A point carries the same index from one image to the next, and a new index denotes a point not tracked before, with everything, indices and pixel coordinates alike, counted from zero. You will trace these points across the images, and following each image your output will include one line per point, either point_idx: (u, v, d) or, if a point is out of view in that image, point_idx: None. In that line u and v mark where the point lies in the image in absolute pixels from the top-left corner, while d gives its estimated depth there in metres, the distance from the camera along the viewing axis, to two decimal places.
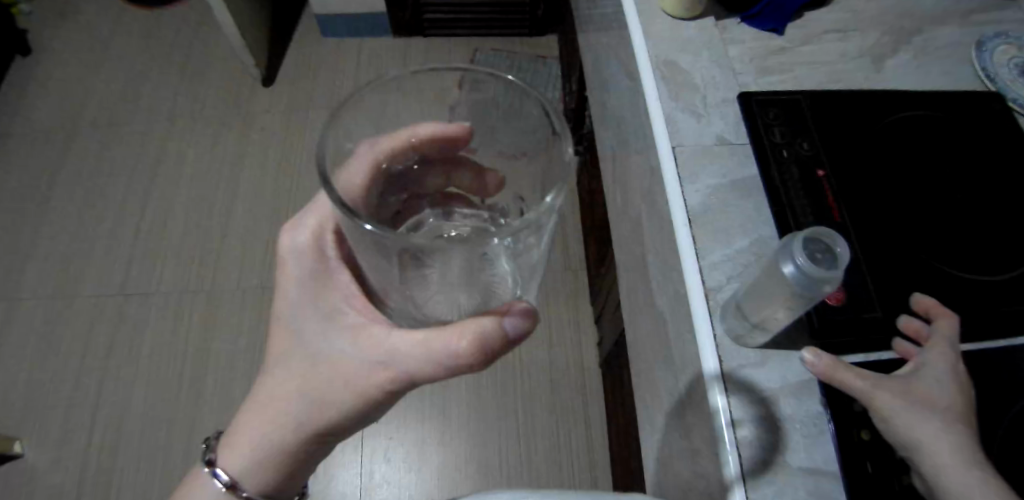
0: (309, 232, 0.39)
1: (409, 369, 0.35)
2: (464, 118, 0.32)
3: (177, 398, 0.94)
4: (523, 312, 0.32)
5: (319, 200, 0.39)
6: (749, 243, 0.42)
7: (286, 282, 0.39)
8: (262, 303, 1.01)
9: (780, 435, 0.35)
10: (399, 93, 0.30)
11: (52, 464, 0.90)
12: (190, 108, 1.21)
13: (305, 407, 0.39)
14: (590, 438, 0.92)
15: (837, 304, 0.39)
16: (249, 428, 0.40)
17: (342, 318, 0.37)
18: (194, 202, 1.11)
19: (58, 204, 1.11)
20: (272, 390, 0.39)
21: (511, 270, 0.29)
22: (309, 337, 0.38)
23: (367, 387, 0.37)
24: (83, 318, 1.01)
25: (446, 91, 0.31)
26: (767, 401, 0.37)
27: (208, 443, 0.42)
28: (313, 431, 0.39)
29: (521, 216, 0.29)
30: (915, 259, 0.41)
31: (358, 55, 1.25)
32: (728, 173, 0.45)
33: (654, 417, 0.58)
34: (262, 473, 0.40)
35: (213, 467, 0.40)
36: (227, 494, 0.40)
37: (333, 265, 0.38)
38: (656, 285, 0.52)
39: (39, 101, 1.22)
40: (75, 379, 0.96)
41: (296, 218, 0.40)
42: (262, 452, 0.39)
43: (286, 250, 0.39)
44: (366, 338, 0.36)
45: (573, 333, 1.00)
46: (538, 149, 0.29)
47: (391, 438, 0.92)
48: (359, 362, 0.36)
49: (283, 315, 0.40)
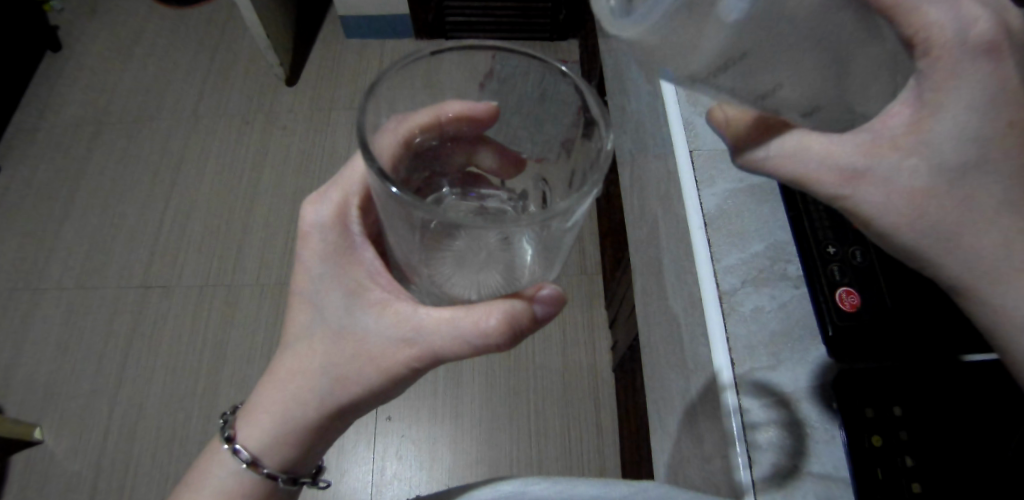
0: (333, 206, 0.40)
1: (436, 347, 0.35)
2: (491, 97, 0.34)
3: (193, 390, 0.96)
4: (551, 298, 0.34)
5: (345, 175, 0.40)
6: (766, 248, 0.41)
7: (308, 257, 0.40)
8: (280, 299, 1.02)
9: (799, 434, 0.35)
10: (424, 77, 0.31)
11: (72, 449, 0.92)
12: (214, 105, 1.23)
13: (328, 385, 0.38)
14: (602, 443, 0.91)
15: (851, 310, 0.36)
16: (270, 405, 0.39)
17: (365, 293, 0.38)
18: (215, 197, 1.13)
19: (84, 196, 1.14)
20: (294, 367, 0.39)
21: (531, 259, 0.30)
22: (329, 313, 0.39)
23: (392, 365, 0.37)
24: (105, 308, 1.03)
25: (477, 75, 0.33)
26: (788, 400, 0.36)
27: (226, 418, 0.42)
28: (336, 409, 0.39)
29: (546, 203, 0.34)
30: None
31: (379, 56, 1.26)
32: (745, 177, 0.44)
33: (666, 421, 0.57)
34: (283, 451, 0.40)
35: (234, 444, 0.40)
36: (249, 471, 0.40)
37: (357, 241, 0.40)
38: (670, 288, 0.51)
39: (70, 97, 1.26)
40: (96, 367, 0.98)
41: (319, 192, 0.41)
42: (283, 430, 0.39)
43: (308, 223, 0.40)
44: (391, 315, 0.37)
45: (588, 337, 0.99)
46: (562, 141, 0.32)
47: (403, 436, 0.92)
48: (381, 338, 0.37)
49: (305, 290, 0.40)
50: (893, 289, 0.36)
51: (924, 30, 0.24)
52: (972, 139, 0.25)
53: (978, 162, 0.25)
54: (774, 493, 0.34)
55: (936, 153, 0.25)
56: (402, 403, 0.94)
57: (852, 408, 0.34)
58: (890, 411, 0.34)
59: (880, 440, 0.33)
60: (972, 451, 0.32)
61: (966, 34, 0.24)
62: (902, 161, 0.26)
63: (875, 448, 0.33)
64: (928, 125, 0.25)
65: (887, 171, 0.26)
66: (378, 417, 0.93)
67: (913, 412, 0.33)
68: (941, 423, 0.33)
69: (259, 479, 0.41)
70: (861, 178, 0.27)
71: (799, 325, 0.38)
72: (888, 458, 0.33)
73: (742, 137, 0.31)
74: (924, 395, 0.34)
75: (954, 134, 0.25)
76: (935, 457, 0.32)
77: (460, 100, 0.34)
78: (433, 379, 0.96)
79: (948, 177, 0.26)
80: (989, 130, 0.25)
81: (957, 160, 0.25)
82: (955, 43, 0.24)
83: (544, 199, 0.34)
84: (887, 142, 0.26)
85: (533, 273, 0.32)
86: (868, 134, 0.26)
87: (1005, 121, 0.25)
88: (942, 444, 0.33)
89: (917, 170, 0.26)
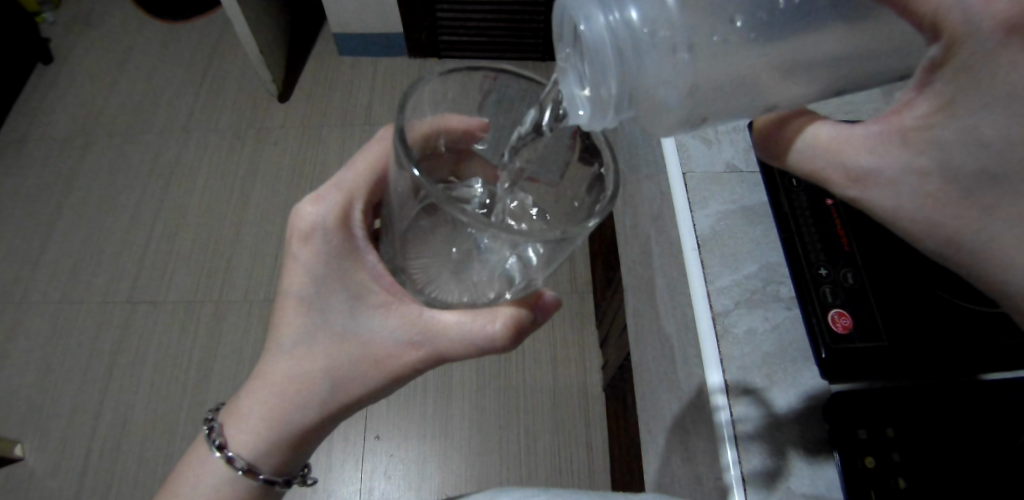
0: (335, 207, 0.38)
1: (443, 348, 0.37)
2: (484, 115, 0.35)
3: (178, 407, 0.94)
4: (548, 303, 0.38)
5: (345, 175, 0.39)
6: (759, 268, 0.42)
7: (302, 259, 0.38)
8: (269, 314, 1.01)
9: (789, 446, 0.36)
10: (434, 96, 0.33)
11: (54, 467, 0.90)
12: (206, 120, 1.23)
13: (332, 389, 0.38)
14: (592, 461, 0.91)
15: (844, 331, 0.37)
16: (265, 410, 0.38)
17: (368, 296, 0.38)
18: (205, 212, 1.12)
19: (71, 209, 1.13)
20: (291, 371, 0.38)
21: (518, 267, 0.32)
22: (330, 316, 0.38)
23: (397, 366, 0.38)
24: (90, 323, 1.02)
25: (476, 93, 0.34)
26: (782, 414, 0.37)
27: (210, 424, 0.41)
28: (337, 409, 0.39)
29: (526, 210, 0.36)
30: (919, 285, 0.37)
31: (372, 75, 1.27)
32: (738, 199, 0.45)
33: (657, 438, 0.58)
34: (279, 453, 0.40)
35: (225, 451, 0.39)
36: (244, 478, 0.40)
37: (361, 244, 0.39)
38: (664, 309, 0.52)
39: (59, 109, 1.25)
40: (79, 383, 0.96)
41: (316, 192, 0.39)
42: (282, 433, 0.39)
43: (308, 224, 0.38)
44: (397, 317, 0.37)
45: (579, 355, 0.99)
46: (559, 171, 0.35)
47: (391, 455, 0.91)
48: (388, 341, 0.37)
49: (299, 294, 0.38)
50: (885, 311, 0.37)
51: (934, 13, 0.21)
52: (989, 140, 0.23)
53: (1003, 165, 0.23)
54: (762, 495, 0.35)
55: (946, 157, 0.24)
56: (391, 421, 0.93)
57: (844, 430, 0.34)
58: (881, 432, 0.34)
59: (874, 460, 0.34)
60: (958, 474, 0.32)
61: (982, 14, 0.20)
62: (911, 161, 0.25)
63: (870, 469, 0.33)
64: (933, 127, 0.24)
65: (893, 171, 0.26)
66: (366, 435, 0.92)
67: (906, 432, 0.34)
68: (926, 443, 0.33)
69: (255, 484, 0.40)
70: (869, 180, 0.27)
71: (791, 345, 0.39)
72: (883, 480, 0.33)
73: (771, 142, 0.31)
74: (913, 419, 0.34)
75: (968, 135, 0.23)
76: (927, 481, 0.32)
77: (453, 112, 0.35)
78: (423, 397, 0.95)
79: (965, 185, 0.24)
80: (1014, 128, 0.22)
81: (978, 163, 0.24)
82: (965, 30, 0.21)
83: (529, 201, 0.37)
84: (899, 139, 0.25)
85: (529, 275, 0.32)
86: (878, 131, 0.26)
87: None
88: (934, 466, 0.33)
89: (924, 172, 0.25)
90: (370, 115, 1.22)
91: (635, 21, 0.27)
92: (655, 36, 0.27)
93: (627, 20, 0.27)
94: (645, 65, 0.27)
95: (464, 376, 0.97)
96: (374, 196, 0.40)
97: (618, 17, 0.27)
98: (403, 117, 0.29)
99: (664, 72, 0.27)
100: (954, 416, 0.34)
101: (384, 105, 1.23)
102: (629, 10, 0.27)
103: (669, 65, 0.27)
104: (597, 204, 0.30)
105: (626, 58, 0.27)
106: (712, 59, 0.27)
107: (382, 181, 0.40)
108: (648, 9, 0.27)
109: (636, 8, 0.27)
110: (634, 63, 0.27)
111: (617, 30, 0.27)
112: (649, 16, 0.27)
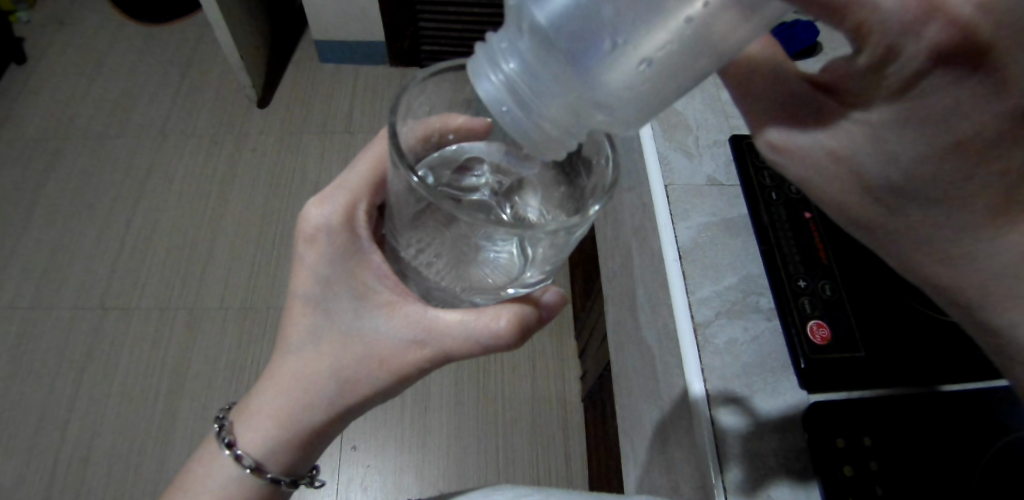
0: (340, 208, 0.38)
1: (447, 347, 0.36)
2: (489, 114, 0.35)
3: (149, 416, 0.91)
4: (554, 297, 0.37)
5: (350, 177, 0.39)
6: (738, 280, 0.43)
7: (310, 260, 0.38)
8: (243, 322, 0.99)
9: (775, 451, 0.37)
10: (426, 102, 0.33)
11: (16, 478, 0.86)
12: (184, 124, 1.21)
13: (337, 388, 0.37)
14: (571, 472, 0.91)
15: (822, 343, 0.38)
16: (275, 407, 0.38)
17: (372, 296, 0.37)
18: (182, 216, 1.10)
19: (43, 210, 1.10)
20: (299, 369, 0.37)
21: (524, 261, 0.32)
22: (336, 316, 0.37)
23: (402, 366, 0.37)
24: (58, 330, 0.98)
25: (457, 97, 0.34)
26: (769, 421, 0.37)
27: (221, 422, 0.40)
28: (344, 409, 0.38)
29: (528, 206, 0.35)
30: (893, 297, 0.39)
31: (354, 82, 1.27)
32: (719, 211, 0.46)
33: (637, 448, 0.58)
34: (288, 453, 0.39)
35: (234, 449, 0.39)
36: (252, 477, 0.39)
37: (365, 244, 0.38)
38: (644, 318, 0.52)
39: (31, 109, 1.21)
40: (46, 391, 0.93)
41: (322, 194, 0.39)
42: (288, 432, 0.38)
43: (313, 226, 0.38)
44: (401, 316, 0.36)
45: (557, 364, 0.99)
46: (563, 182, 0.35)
47: (369, 466, 0.89)
48: (392, 341, 0.36)
49: (306, 294, 0.38)
50: (861, 323, 0.39)
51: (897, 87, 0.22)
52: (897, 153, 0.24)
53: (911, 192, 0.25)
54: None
55: (856, 148, 0.25)
56: (368, 432, 0.92)
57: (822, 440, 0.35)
58: (858, 441, 0.35)
59: (851, 469, 0.34)
60: (934, 478, 0.34)
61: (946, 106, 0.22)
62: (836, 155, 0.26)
63: (847, 477, 0.34)
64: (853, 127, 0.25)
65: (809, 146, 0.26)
66: (342, 445, 0.90)
67: (882, 442, 0.35)
68: (902, 448, 0.35)
69: (263, 484, 0.40)
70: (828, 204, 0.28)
71: (773, 354, 0.40)
72: (862, 487, 0.34)
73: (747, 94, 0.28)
74: (893, 425, 0.35)
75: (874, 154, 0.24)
76: (902, 485, 0.34)
77: (452, 112, 0.34)
78: (401, 408, 0.94)
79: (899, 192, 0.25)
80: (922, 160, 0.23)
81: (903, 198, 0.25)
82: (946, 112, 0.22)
83: (552, 186, 0.35)
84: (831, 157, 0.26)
85: (535, 267, 0.33)
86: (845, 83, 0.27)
87: (950, 141, 0.22)
88: (908, 469, 0.34)
89: (836, 157, 0.25)
90: (350, 123, 1.21)
91: (521, 73, 0.26)
92: (550, 77, 0.26)
93: (511, 73, 0.26)
94: (550, 112, 0.26)
95: (444, 386, 0.96)
96: (377, 197, 0.40)
97: (513, 66, 0.26)
98: (396, 117, 0.29)
99: (575, 116, 0.27)
100: (932, 422, 0.36)
101: (365, 112, 1.23)
102: (512, 62, 0.26)
103: (570, 111, 0.27)
104: (596, 195, 0.30)
105: (529, 109, 0.26)
106: (609, 101, 0.26)
107: (384, 182, 0.39)
108: (530, 59, 0.26)
109: (515, 57, 0.26)
110: (532, 105, 0.26)
111: (511, 87, 0.26)
112: (533, 61, 0.26)
